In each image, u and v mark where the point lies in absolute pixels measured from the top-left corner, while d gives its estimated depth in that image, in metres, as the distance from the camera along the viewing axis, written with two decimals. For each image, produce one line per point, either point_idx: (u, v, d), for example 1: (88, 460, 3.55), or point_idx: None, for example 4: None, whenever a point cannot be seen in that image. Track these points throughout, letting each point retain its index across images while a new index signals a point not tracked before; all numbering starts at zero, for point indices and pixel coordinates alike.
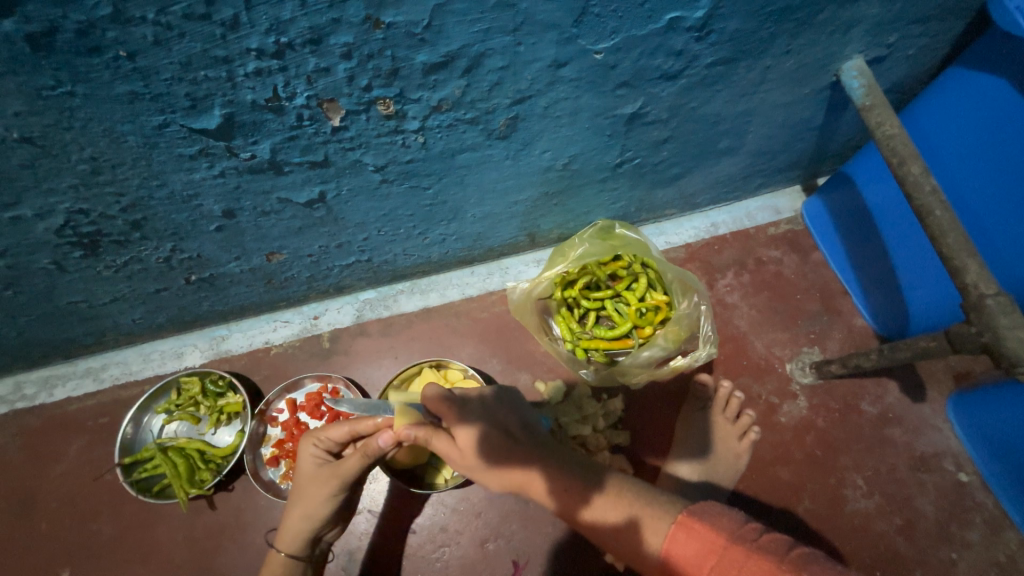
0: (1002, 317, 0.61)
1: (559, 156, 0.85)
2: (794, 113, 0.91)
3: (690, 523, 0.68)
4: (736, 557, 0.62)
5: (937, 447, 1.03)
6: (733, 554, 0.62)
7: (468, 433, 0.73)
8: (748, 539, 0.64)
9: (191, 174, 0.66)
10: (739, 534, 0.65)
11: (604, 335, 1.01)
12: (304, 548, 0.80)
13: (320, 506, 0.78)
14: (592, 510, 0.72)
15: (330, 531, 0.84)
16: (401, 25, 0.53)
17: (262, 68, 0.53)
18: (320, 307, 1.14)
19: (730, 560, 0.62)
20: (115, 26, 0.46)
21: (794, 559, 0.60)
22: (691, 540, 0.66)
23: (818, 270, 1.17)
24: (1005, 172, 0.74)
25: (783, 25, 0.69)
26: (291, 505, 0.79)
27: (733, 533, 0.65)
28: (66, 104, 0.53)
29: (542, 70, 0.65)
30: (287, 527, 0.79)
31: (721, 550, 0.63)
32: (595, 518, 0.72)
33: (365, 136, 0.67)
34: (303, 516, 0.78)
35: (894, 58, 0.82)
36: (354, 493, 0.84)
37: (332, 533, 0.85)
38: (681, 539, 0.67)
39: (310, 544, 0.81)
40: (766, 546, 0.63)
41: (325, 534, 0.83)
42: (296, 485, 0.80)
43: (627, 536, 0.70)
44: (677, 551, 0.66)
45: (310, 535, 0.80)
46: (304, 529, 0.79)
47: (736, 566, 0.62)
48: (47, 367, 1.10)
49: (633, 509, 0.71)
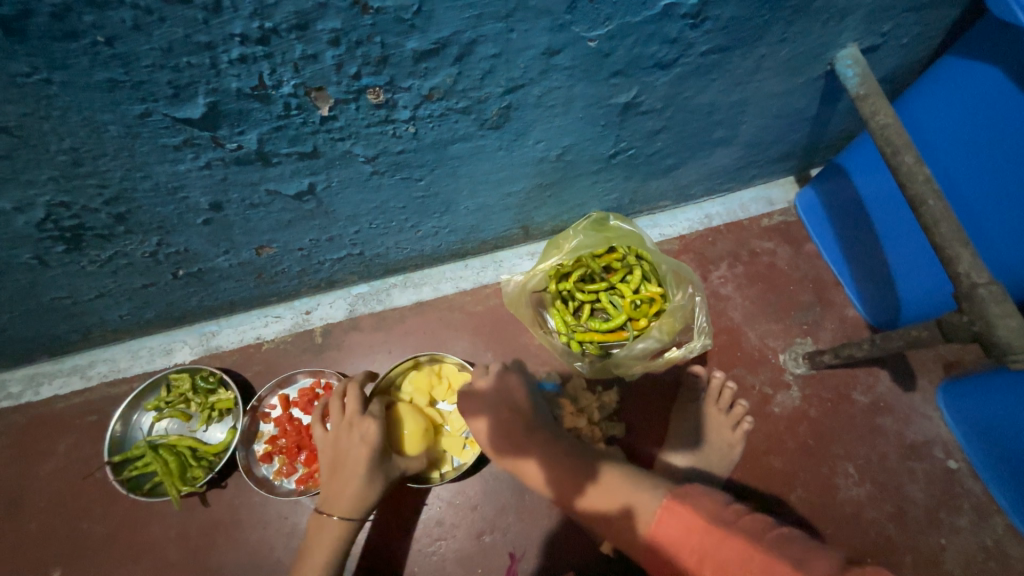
0: (994, 305, 0.62)
1: (553, 147, 0.84)
2: (789, 103, 0.91)
3: (676, 504, 0.68)
4: (717, 539, 0.62)
5: (927, 435, 1.04)
6: (716, 534, 0.63)
7: (483, 419, 0.83)
8: (728, 520, 0.64)
9: (176, 165, 0.64)
10: (720, 514, 0.65)
11: (599, 327, 1.00)
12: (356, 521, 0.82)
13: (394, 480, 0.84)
14: (587, 500, 0.74)
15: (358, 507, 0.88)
16: (391, 10, 0.52)
17: (247, 54, 0.52)
18: (312, 301, 1.13)
19: (713, 541, 0.63)
20: (93, 9, 0.44)
21: (772, 539, 0.61)
22: (677, 520, 0.67)
23: (811, 261, 1.17)
24: (998, 161, 0.75)
25: (778, 12, 0.68)
26: (363, 477, 0.79)
27: (713, 515, 0.65)
28: (44, 92, 0.51)
29: (535, 58, 0.64)
30: (359, 499, 0.79)
31: (706, 529, 0.64)
32: (590, 508, 0.74)
33: (355, 126, 0.65)
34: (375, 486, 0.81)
35: (888, 47, 0.81)
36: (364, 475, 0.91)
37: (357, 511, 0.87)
38: (667, 523, 0.67)
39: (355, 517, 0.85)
40: (744, 526, 0.63)
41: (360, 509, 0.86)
42: (366, 460, 0.80)
43: (620, 526, 0.71)
44: (663, 535, 0.67)
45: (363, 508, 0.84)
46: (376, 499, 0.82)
47: (717, 547, 0.62)
48: (32, 365, 1.08)
49: (625, 497, 0.72)
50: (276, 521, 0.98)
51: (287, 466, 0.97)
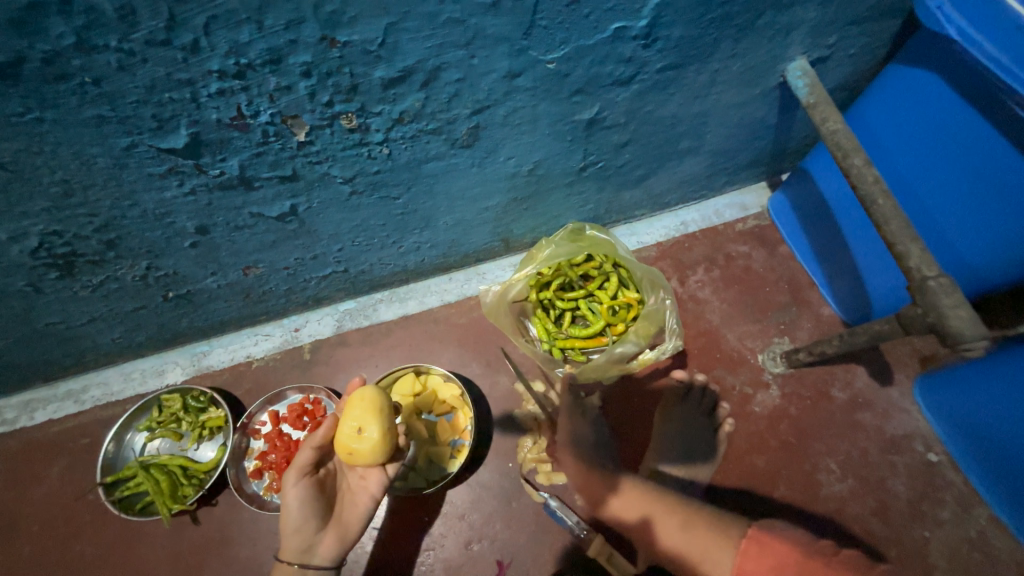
0: (943, 297, 0.64)
1: (524, 163, 0.88)
2: (749, 112, 0.95)
3: (760, 539, 0.75)
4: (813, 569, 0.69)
5: (906, 428, 1.06)
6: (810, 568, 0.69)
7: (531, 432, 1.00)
8: (826, 554, 0.71)
9: (163, 192, 0.68)
10: (813, 549, 0.72)
11: (579, 333, 1.04)
12: (314, 556, 0.78)
13: (296, 497, 0.78)
14: (619, 500, 0.86)
15: (339, 544, 0.79)
16: (356, 43, 0.56)
17: (225, 88, 0.56)
18: (300, 319, 1.16)
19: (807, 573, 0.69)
20: (81, 54, 0.49)
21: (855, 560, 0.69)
22: (764, 555, 0.73)
23: (785, 262, 1.21)
24: (941, 162, 0.79)
25: (724, 31, 0.73)
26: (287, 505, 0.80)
27: (804, 549, 0.71)
28: (36, 130, 0.55)
29: (497, 81, 0.69)
30: (289, 533, 0.78)
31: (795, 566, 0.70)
32: (617, 507, 0.86)
33: (331, 149, 0.69)
34: (289, 518, 0.78)
35: (836, 58, 0.87)
36: (354, 503, 0.81)
37: (334, 549, 0.79)
38: (754, 554, 0.74)
39: (325, 554, 0.78)
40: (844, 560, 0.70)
41: (328, 543, 0.79)
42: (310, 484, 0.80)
43: (643, 530, 0.83)
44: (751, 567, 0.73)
45: (315, 539, 0.78)
46: (303, 525, 0.77)
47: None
48: (28, 391, 1.11)
49: (647, 508, 0.84)
50: (266, 536, 0.99)
51: (275, 481, 0.98)
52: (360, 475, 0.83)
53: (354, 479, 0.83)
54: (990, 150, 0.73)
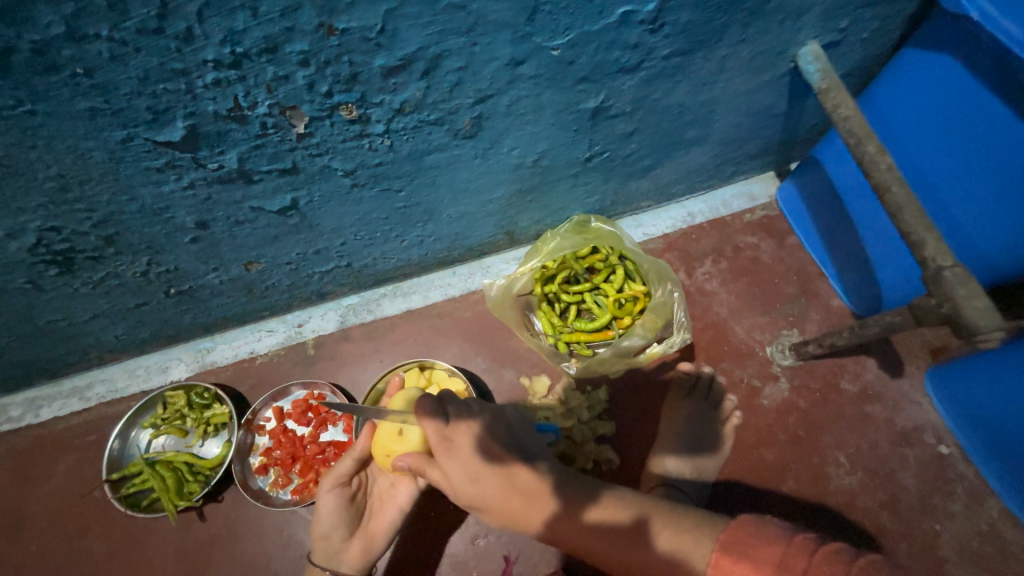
0: (959, 287, 0.63)
1: (529, 153, 0.86)
2: (759, 99, 0.93)
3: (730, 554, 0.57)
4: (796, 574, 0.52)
5: (916, 421, 1.05)
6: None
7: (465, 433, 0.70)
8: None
9: (160, 186, 0.67)
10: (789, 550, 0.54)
11: (585, 327, 1.04)
12: (339, 563, 0.80)
13: (327, 503, 0.80)
14: (599, 509, 0.67)
15: (364, 554, 0.80)
16: (355, 30, 0.54)
17: (221, 78, 0.55)
18: (304, 314, 1.15)
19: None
20: (71, 44, 0.47)
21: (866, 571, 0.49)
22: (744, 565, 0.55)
23: (794, 253, 1.19)
24: (956, 150, 0.77)
25: (734, 15, 0.71)
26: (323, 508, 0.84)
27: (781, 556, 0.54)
28: (29, 123, 0.54)
29: (500, 69, 0.67)
30: (318, 537, 0.81)
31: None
32: (600, 518, 0.66)
33: (331, 141, 0.68)
34: (321, 524, 0.81)
35: (849, 41, 0.84)
36: (382, 514, 0.81)
37: (358, 559, 0.79)
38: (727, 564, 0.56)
39: (350, 563, 0.80)
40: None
41: (353, 552, 0.79)
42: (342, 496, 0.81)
43: (632, 537, 0.64)
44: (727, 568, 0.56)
45: (341, 546, 0.80)
46: (331, 532, 0.80)
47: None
48: (34, 388, 1.11)
49: (640, 507, 0.67)
50: (272, 531, 0.99)
51: (281, 477, 0.99)
52: (391, 483, 0.83)
53: (385, 488, 0.83)
54: (1008, 137, 0.70)
